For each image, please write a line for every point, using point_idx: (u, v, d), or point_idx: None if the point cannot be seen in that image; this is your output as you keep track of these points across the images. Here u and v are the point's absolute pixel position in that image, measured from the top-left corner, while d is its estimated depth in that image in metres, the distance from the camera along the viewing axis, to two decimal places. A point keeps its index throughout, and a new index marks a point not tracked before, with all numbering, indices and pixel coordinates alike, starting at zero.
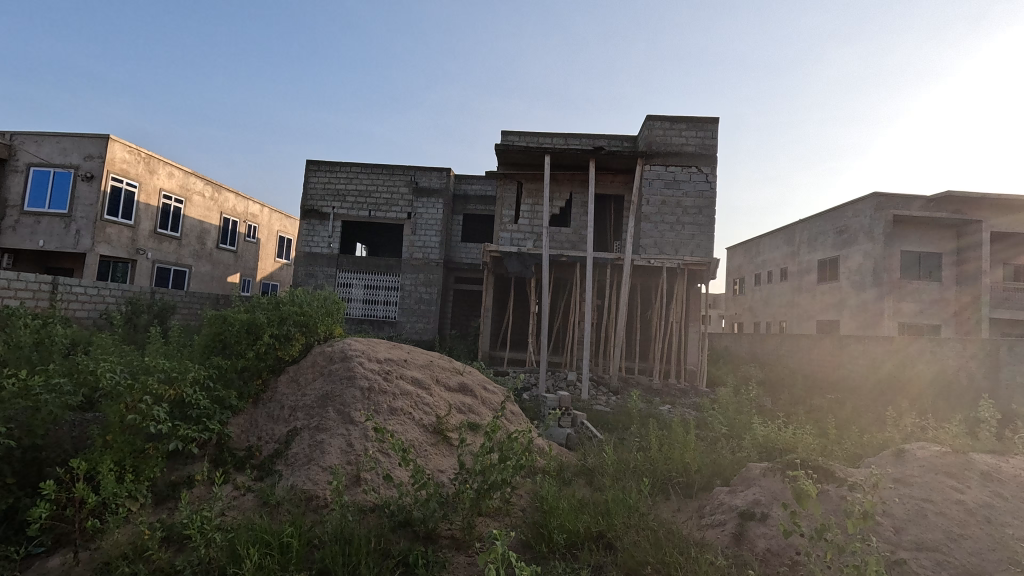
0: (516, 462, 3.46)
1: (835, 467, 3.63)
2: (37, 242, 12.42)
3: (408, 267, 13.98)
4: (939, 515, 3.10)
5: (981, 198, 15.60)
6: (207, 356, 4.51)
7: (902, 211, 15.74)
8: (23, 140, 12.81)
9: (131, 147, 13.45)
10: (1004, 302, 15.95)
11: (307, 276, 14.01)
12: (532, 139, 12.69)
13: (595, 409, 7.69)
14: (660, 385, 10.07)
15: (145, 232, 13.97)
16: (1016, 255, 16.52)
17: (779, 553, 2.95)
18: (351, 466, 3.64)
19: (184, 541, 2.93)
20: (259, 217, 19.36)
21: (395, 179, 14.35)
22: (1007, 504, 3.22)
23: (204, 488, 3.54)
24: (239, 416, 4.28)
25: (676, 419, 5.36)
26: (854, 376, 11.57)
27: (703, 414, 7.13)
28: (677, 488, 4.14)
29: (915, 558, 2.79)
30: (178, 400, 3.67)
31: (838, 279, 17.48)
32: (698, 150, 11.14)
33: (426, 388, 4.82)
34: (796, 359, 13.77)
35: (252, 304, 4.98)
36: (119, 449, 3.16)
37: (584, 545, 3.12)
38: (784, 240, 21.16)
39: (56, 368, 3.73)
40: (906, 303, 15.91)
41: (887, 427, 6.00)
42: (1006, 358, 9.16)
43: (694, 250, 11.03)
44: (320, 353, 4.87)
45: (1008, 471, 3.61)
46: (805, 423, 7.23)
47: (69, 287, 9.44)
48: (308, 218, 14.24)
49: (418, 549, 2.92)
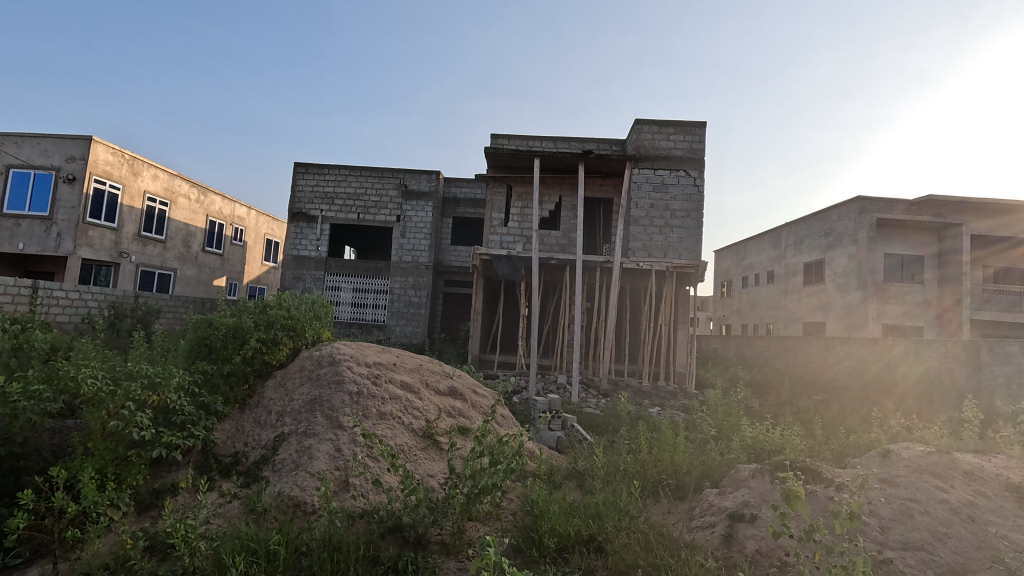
0: (507, 466, 3.41)
1: (824, 468, 3.66)
2: (17, 246, 12.15)
3: (397, 270, 13.92)
4: (924, 515, 3.14)
5: (961, 202, 15.95)
6: (191, 361, 4.43)
7: (884, 214, 16.02)
8: (2, 140, 12.55)
9: (114, 148, 13.24)
10: (984, 303, 16.31)
11: (294, 280, 13.85)
12: (522, 142, 12.75)
13: (585, 412, 7.74)
14: (649, 387, 10.12)
15: (129, 235, 13.74)
16: (995, 257, 16.91)
17: (768, 554, 2.97)
18: (339, 471, 3.60)
19: (168, 551, 2.86)
20: (246, 220, 19.13)
21: (383, 182, 14.31)
22: (991, 503, 3.28)
23: (189, 495, 3.49)
24: (224, 422, 4.20)
25: (666, 422, 5.40)
26: (840, 378, 11.73)
27: (692, 416, 7.20)
28: (668, 490, 4.15)
29: (901, 558, 2.82)
30: (162, 406, 3.59)
31: (824, 282, 17.72)
32: (686, 155, 11.24)
33: (415, 392, 4.77)
34: (783, 361, 13.91)
35: (239, 307, 4.87)
36: (100, 457, 3.12)
37: (574, 548, 3.12)
38: (770, 243, 21.44)
39: (34, 373, 3.62)
40: (891, 305, 16.15)
41: (874, 429, 6.11)
42: (987, 358, 9.31)
43: (682, 253, 11.13)
44: (308, 357, 4.81)
45: (992, 470, 3.67)
46: (792, 424, 7.33)
47: (49, 290, 9.27)
48: (296, 221, 14.12)
49: (407, 555, 2.88)
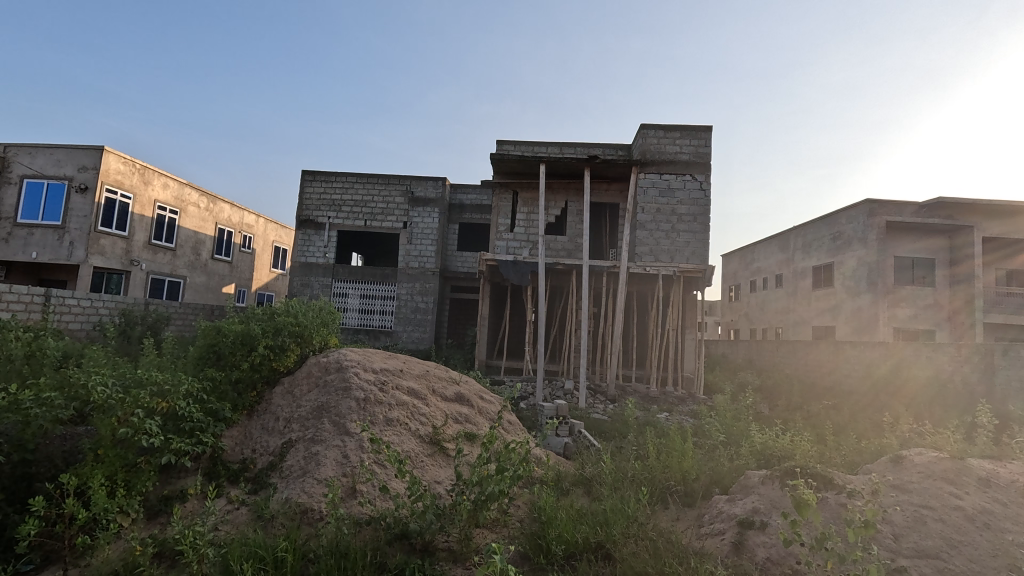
0: (514, 473, 3.40)
1: (835, 474, 3.61)
2: (30, 255, 12.34)
3: (403, 276, 13.98)
4: (938, 522, 3.09)
5: (972, 204, 15.76)
6: (200, 367, 4.45)
7: (894, 217, 15.86)
8: (17, 152, 12.78)
9: (125, 158, 13.43)
10: (995, 305, 16.11)
11: (302, 286, 13.93)
12: (528, 148, 12.80)
13: (592, 417, 7.70)
14: (657, 393, 10.04)
15: (139, 243, 13.91)
16: (1007, 258, 16.69)
17: (779, 562, 2.93)
18: (346, 478, 3.60)
19: (176, 557, 2.89)
20: (254, 227, 19.32)
21: (390, 189, 14.37)
22: (1006, 510, 3.21)
23: (197, 502, 3.51)
24: (233, 429, 4.24)
25: (674, 427, 5.36)
26: (851, 381, 11.58)
27: (701, 421, 7.14)
28: (676, 497, 4.12)
29: (915, 566, 2.78)
30: (171, 413, 3.62)
31: (833, 285, 17.55)
32: (692, 158, 11.20)
33: (422, 399, 4.78)
34: (793, 364, 13.76)
35: (247, 315, 4.91)
36: (110, 464, 3.15)
37: (582, 556, 3.10)
38: (778, 247, 21.31)
39: (46, 381, 3.68)
40: (901, 307, 15.96)
41: (885, 433, 6.03)
42: (1000, 362, 9.17)
43: (688, 257, 11.10)
44: (315, 364, 4.83)
45: (1006, 476, 3.59)
46: (803, 429, 7.25)
47: (61, 298, 9.41)
48: (303, 229, 14.21)
49: (414, 561, 2.88)
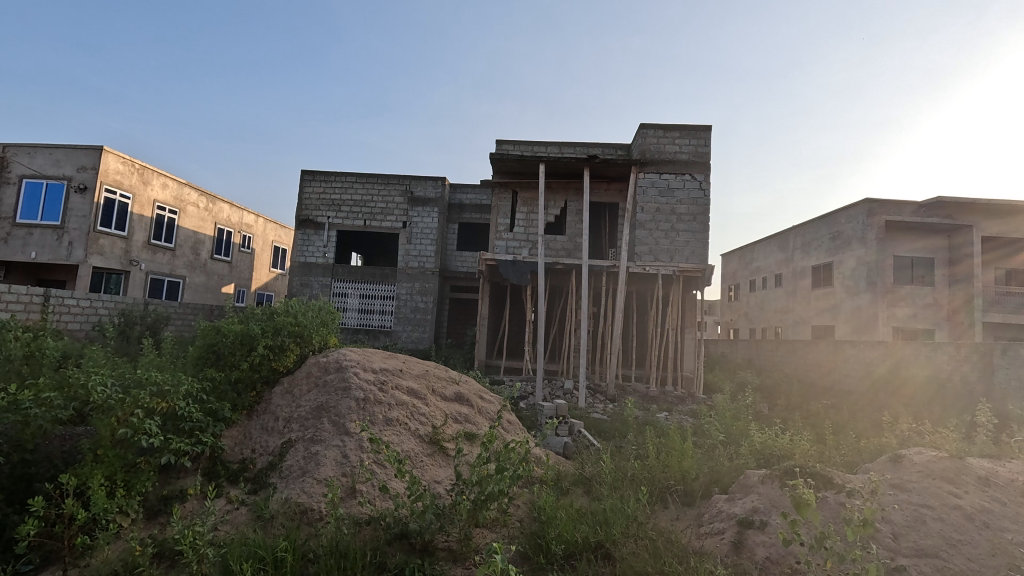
0: (513, 473, 3.40)
1: (834, 473, 3.62)
2: (30, 255, 12.33)
3: (403, 276, 13.97)
4: (938, 521, 3.09)
5: (971, 203, 15.76)
6: (200, 367, 4.45)
7: (894, 216, 15.87)
8: (16, 152, 12.76)
9: (124, 157, 13.42)
10: (994, 304, 16.12)
11: (302, 286, 13.93)
12: (527, 147, 12.80)
13: (592, 417, 7.70)
14: (657, 392, 10.04)
15: (139, 243, 13.90)
16: (1006, 258, 16.70)
17: (779, 561, 2.93)
18: (346, 478, 3.60)
19: (176, 557, 2.89)
20: (253, 227, 19.31)
21: (389, 188, 14.37)
22: (1006, 509, 3.21)
23: (196, 502, 3.51)
24: (232, 429, 4.24)
25: (674, 426, 5.36)
26: (850, 380, 11.58)
27: (700, 421, 7.14)
28: (675, 496, 4.12)
29: (914, 565, 2.78)
30: (170, 413, 3.61)
31: (833, 284, 17.55)
32: (692, 158, 11.20)
33: (421, 398, 4.78)
34: (792, 364, 13.76)
35: (246, 314, 4.91)
36: (109, 464, 3.15)
37: (582, 555, 3.10)
38: (778, 246, 21.31)
39: (46, 381, 3.68)
40: (901, 307, 15.97)
41: (884, 433, 6.03)
42: (1000, 361, 9.18)
43: (687, 257, 11.10)
44: (315, 364, 4.82)
45: (1006, 475, 3.59)
46: (802, 429, 7.25)
47: (60, 298, 9.40)
48: (303, 228, 14.20)
49: (414, 561, 2.88)
